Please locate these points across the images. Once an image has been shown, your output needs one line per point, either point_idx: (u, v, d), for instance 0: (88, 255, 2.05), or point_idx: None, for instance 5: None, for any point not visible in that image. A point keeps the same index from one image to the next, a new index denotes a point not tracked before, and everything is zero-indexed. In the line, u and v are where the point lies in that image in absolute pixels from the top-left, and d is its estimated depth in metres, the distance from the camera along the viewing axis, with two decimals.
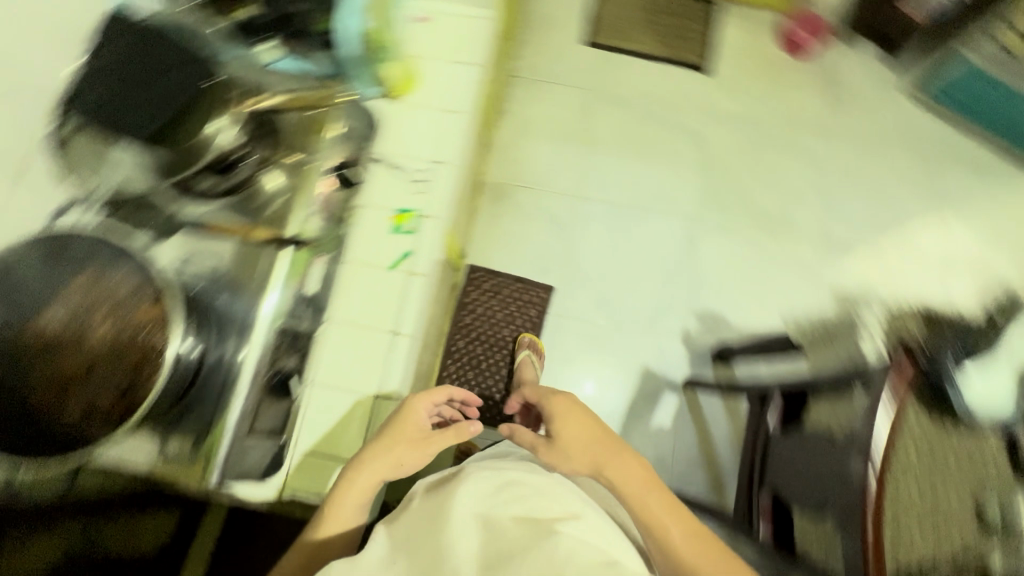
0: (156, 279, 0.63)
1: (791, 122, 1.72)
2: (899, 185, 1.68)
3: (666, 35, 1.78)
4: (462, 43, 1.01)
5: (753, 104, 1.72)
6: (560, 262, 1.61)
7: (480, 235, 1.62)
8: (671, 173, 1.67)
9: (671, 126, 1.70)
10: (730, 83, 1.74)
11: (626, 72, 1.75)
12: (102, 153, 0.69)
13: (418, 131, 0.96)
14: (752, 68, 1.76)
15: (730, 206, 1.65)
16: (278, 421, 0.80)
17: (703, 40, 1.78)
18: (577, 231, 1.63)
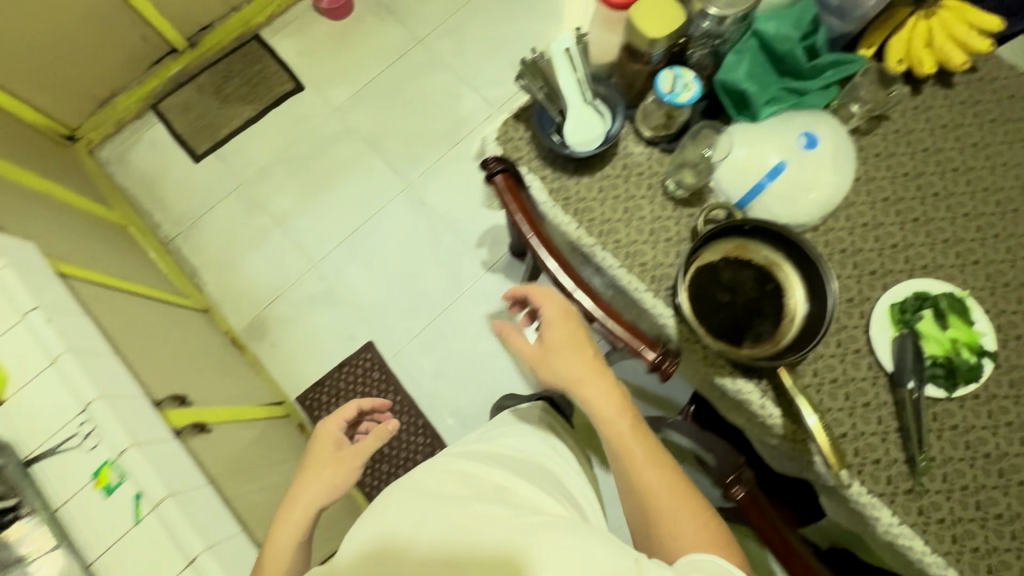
0: None
1: (386, 67, 1.81)
2: (518, 15, 1.85)
3: (246, 94, 1.79)
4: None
5: (348, 82, 1.80)
6: (353, 318, 1.60)
7: (279, 364, 1.55)
8: (354, 179, 1.71)
9: (321, 148, 1.74)
10: (321, 83, 1.80)
11: (247, 144, 1.75)
12: None
13: (42, 410, 0.80)
14: (325, 57, 1.83)
15: (415, 159, 1.72)
16: None
17: (273, 76, 1.81)
18: (338, 286, 1.62)
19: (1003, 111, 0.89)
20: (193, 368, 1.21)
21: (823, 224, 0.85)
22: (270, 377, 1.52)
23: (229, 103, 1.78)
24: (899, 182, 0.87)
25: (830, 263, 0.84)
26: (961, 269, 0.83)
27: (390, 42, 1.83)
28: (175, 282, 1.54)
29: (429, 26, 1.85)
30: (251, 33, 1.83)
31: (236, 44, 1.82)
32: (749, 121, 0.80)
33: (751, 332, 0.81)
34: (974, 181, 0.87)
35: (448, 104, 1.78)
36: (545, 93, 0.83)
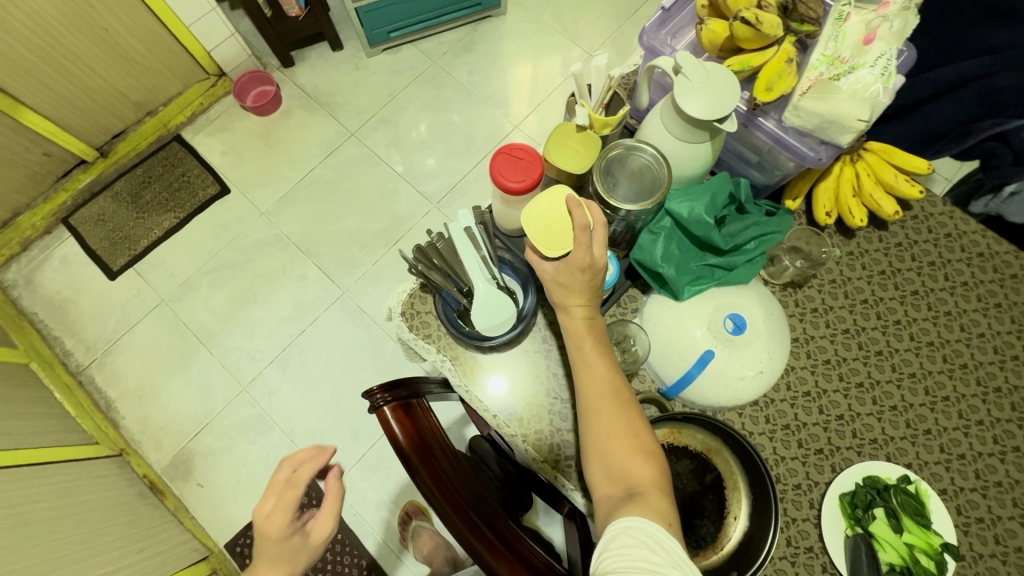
0: None
1: (314, 164, 1.72)
2: (454, 103, 1.80)
3: (164, 200, 1.67)
4: None
5: (274, 183, 1.70)
6: (286, 445, 1.47)
7: (207, 507, 1.42)
8: (287, 287, 1.60)
9: (249, 256, 1.63)
10: (247, 186, 1.69)
11: (167, 257, 1.63)
12: None
13: None
14: (249, 158, 1.72)
15: (351, 264, 1.63)
16: None
17: (194, 179, 1.69)
18: (271, 410, 1.50)
19: (943, 252, 0.83)
20: (95, 549, 1.07)
21: (763, 397, 0.77)
22: (194, 525, 1.39)
23: (146, 213, 1.65)
24: (840, 340, 0.80)
25: (771, 442, 0.75)
26: (913, 442, 0.75)
27: (323, 137, 1.75)
28: (84, 425, 1.40)
29: (363, 118, 1.77)
30: (168, 137, 1.72)
31: (153, 149, 1.70)
32: (673, 297, 0.74)
33: (691, 535, 0.72)
34: (917, 334, 0.80)
35: (384, 201, 1.69)
36: (449, 271, 0.76)
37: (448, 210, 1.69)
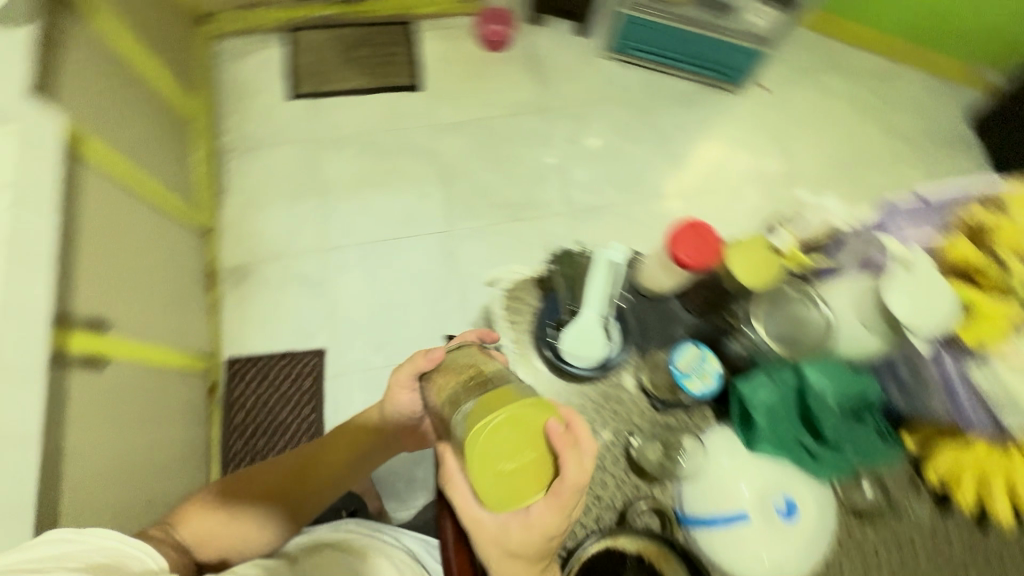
0: None
1: (482, 124, 1.78)
2: (643, 145, 1.80)
3: (371, 60, 1.80)
4: None
5: (451, 111, 1.78)
6: (331, 315, 1.56)
7: (234, 318, 1.54)
8: (412, 204, 1.68)
9: (404, 146, 1.73)
10: (433, 98, 1.79)
11: (340, 108, 1.76)
12: None
13: None
14: (442, 82, 1.82)
15: (467, 219, 1.67)
16: None
17: (397, 66, 1.80)
18: (329, 288, 1.58)
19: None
20: (145, 292, 1.20)
21: None
22: (215, 327, 1.52)
23: (350, 59, 1.79)
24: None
25: None
26: None
27: (520, 99, 1.81)
28: (198, 192, 1.56)
29: (563, 105, 1.82)
30: (403, 19, 1.84)
31: (386, 20, 1.83)
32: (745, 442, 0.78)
33: None
34: None
35: (533, 181, 1.73)
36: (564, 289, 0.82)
37: (580, 226, 1.70)
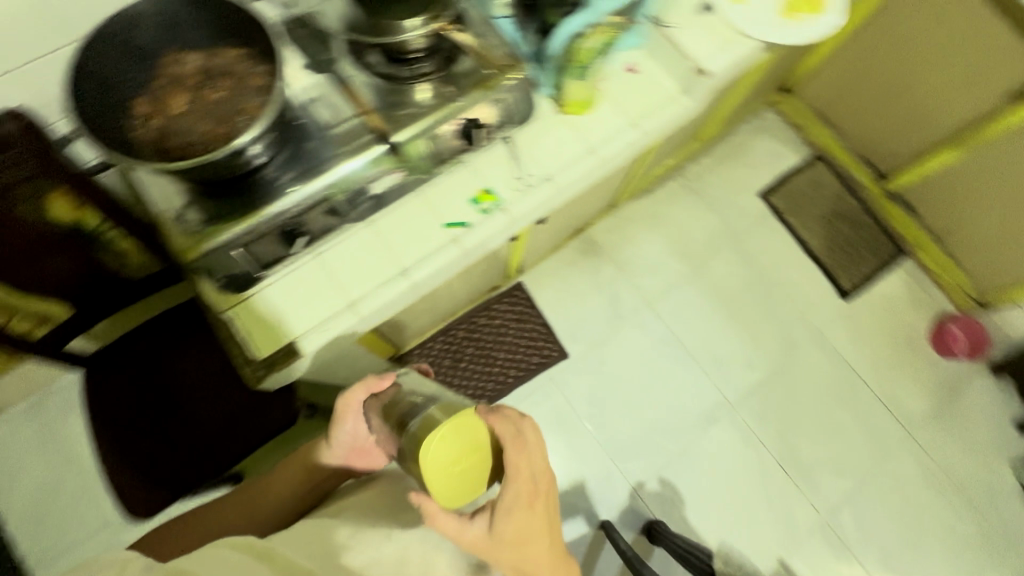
0: (198, 111, 0.79)
1: (847, 247, 1.98)
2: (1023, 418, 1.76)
3: (782, 173, 2.04)
4: (625, 89, 1.07)
5: (820, 234, 2.00)
6: (605, 319, 1.84)
7: (540, 270, 1.86)
8: (721, 260, 1.94)
9: (745, 227, 1.97)
10: (816, 235, 2.00)
11: (737, 176, 2.03)
12: (176, 37, 0.81)
13: (486, 159, 1.00)
14: (848, 228, 2.01)
15: (770, 322, 1.90)
16: (265, 256, 0.87)
17: (818, 209, 2.02)
18: (632, 290, 1.88)
19: None
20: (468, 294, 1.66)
21: None
22: None
23: (764, 171, 2.03)
24: None
25: None
26: None
27: (833, 197, 2.03)
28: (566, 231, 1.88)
29: (839, 228, 2.00)
30: (837, 170, 2.04)
31: (812, 157, 2.05)
32: None
33: None
34: None
35: (787, 301, 1.92)
36: None
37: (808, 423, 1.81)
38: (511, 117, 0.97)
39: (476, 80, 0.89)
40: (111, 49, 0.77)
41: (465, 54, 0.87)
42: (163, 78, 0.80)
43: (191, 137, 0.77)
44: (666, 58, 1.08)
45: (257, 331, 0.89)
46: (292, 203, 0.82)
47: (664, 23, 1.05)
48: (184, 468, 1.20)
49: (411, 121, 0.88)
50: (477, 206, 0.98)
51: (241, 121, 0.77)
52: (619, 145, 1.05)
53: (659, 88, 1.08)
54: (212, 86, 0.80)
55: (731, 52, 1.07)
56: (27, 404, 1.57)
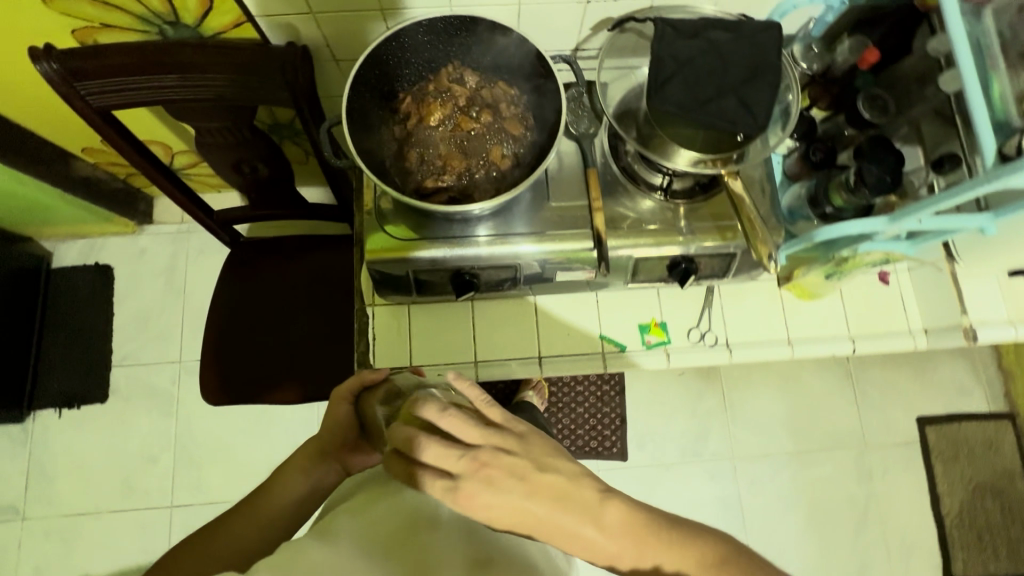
0: (446, 142, 0.76)
1: (971, 520, 1.68)
2: None
3: (957, 407, 1.73)
4: (855, 295, 0.93)
5: (952, 493, 1.69)
6: (683, 440, 1.70)
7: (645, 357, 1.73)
8: (831, 454, 1.70)
9: (875, 437, 1.71)
10: (950, 487, 1.70)
11: (898, 388, 1.74)
12: (464, 61, 0.79)
13: (677, 296, 0.91)
14: (974, 490, 1.70)
15: (847, 537, 1.66)
16: (430, 286, 0.86)
17: (967, 460, 1.71)
18: (722, 427, 1.70)
19: None
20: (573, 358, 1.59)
21: None
22: None
23: (935, 393, 1.73)
24: None
25: None
26: None
27: (996, 469, 1.72)
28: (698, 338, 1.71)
29: (984, 505, 1.69)
30: (1017, 432, 1.72)
31: (995, 409, 1.73)
32: None
33: None
34: None
35: (875, 536, 1.66)
36: None
37: None
38: (728, 272, 0.87)
39: (712, 228, 0.81)
40: (406, 47, 0.75)
41: (742, 208, 0.72)
42: (434, 86, 0.78)
43: (422, 157, 0.76)
44: (921, 297, 0.92)
45: (383, 346, 0.89)
46: (479, 259, 0.80)
47: (956, 255, 0.87)
48: (256, 382, 1.26)
49: (623, 237, 0.81)
50: (643, 337, 0.90)
51: (481, 167, 0.76)
52: (821, 348, 0.91)
53: (895, 311, 0.92)
54: (474, 117, 0.77)
55: (1004, 332, 0.88)
56: (177, 228, 1.79)
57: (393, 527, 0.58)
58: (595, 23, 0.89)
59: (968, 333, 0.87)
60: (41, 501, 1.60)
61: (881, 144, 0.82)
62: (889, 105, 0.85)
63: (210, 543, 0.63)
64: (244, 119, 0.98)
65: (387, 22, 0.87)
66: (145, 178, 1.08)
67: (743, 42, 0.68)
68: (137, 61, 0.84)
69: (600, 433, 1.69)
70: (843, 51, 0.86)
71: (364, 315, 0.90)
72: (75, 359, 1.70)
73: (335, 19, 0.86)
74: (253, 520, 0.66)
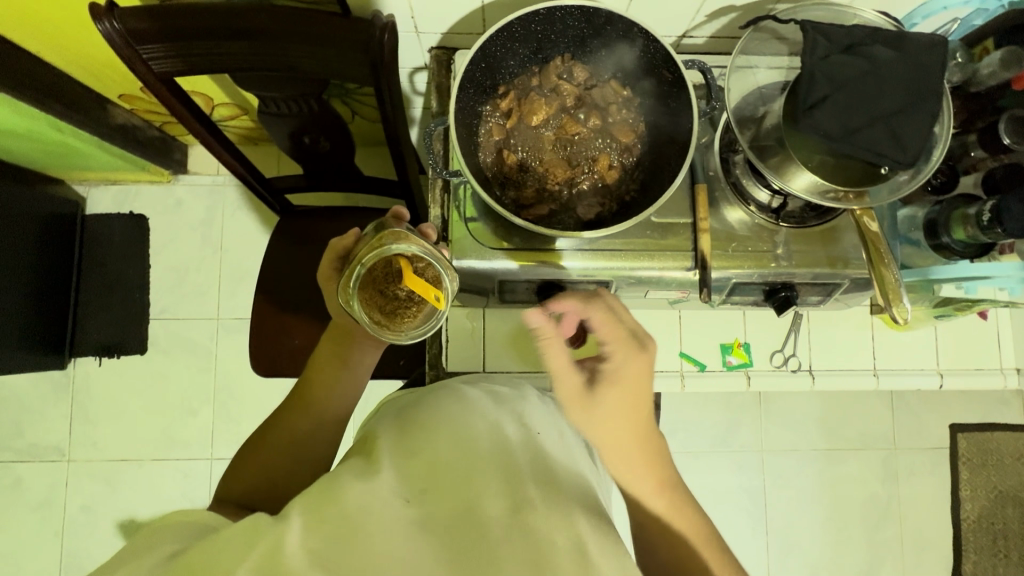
0: (548, 147, 0.71)
1: (987, 525, 1.52)
2: None
3: (992, 417, 1.51)
4: (951, 329, 0.88)
5: (974, 499, 1.53)
6: (714, 430, 1.53)
7: None
8: (860, 453, 1.53)
9: (906, 440, 1.53)
10: (973, 492, 1.53)
11: (939, 394, 1.55)
12: (576, 55, 0.72)
13: (763, 317, 0.88)
14: (996, 497, 1.52)
15: (864, 531, 1.53)
16: (514, 294, 0.84)
17: (994, 468, 1.51)
18: (754, 421, 1.53)
19: None
20: None
21: None
22: None
23: (980, 400, 1.51)
24: None
25: None
26: None
27: (1022, 478, 1.52)
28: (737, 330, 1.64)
29: (1002, 512, 1.52)
30: None
31: None
32: None
33: None
34: None
35: (895, 541, 1.52)
36: None
37: None
38: (826, 299, 0.83)
39: (821, 257, 0.76)
40: (519, 37, 0.68)
41: (875, 248, 0.68)
42: (540, 82, 0.72)
43: (522, 162, 0.71)
44: (1020, 337, 0.87)
45: (460, 347, 0.89)
46: (574, 275, 0.76)
47: None
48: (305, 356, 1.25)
49: (727, 260, 0.76)
50: (724, 357, 0.88)
51: (586, 178, 0.71)
52: (908, 380, 0.88)
53: (989, 348, 0.89)
54: (581, 120, 0.71)
55: None
56: (212, 181, 1.73)
57: (429, 455, 0.58)
58: (713, 13, 0.80)
59: None
60: (86, 445, 1.65)
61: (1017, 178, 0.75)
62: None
63: (279, 468, 0.71)
64: (314, 91, 0.91)
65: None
66: (200, 144, 1.02)
67: (906, 65, 0.61)
68: (208, 26, 0.76)
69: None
70: (992, 63, 0.75)
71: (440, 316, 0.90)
72: (114, 309, 1.69)
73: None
74: (298, 426, 0.73)
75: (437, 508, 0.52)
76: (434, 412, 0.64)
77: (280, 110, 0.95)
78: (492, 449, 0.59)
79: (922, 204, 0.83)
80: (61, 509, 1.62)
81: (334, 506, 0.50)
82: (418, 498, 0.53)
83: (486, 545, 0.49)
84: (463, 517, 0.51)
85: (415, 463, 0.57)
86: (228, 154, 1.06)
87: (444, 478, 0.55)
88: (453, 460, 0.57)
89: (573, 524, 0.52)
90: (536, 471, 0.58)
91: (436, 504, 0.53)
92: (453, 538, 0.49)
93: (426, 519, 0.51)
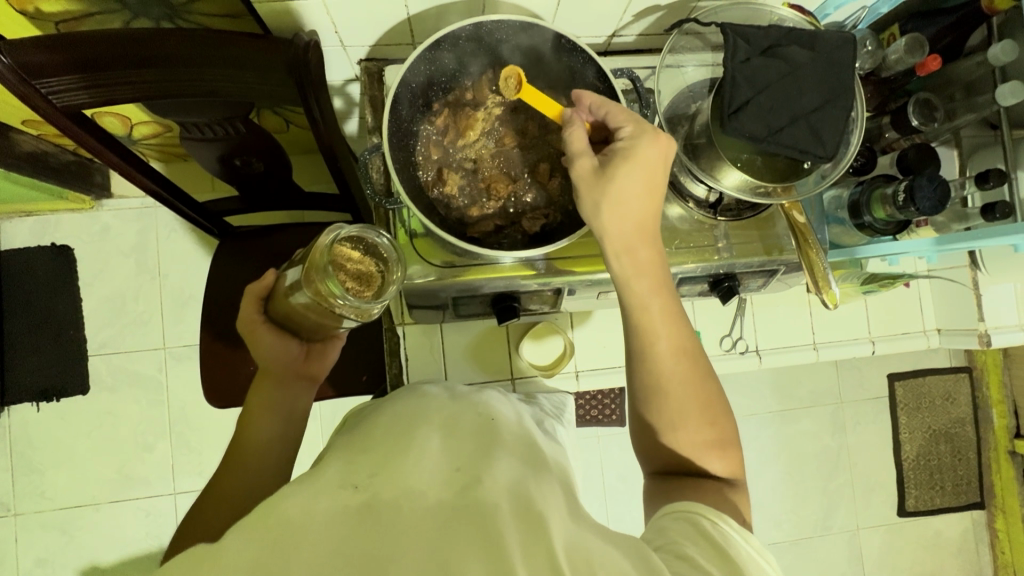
0: (487, 160, 0.71)
1: (925, 462, 1.65)
2: None
3: (923, 363, 1.63)
4: (879, 299, 0.95)
5: (912, 440, 1.65)
6: None
7: None
8: (810, 411, 1.63)
9: (850, 393, 1.64)
10: (910, 434, 1.65)
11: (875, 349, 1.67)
12: (506, 66, 0.72)
13: (710, 305, 0.92)
14: (931, 436, 1.65)
15: (819, 482, 1.64)
16: (471, 309, 0.85)
17: (927, 410, 1.64)
18: None
19: None
20: None
21: None
22: None
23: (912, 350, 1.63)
24: None
25: None
26: None
27: (954, 417, 1.65)
28: None
29: (937, 449, 1.65)
30: (975, 385, 1.63)
31: (956, 362, 1.63)
32: None
33: None
34: None
35: (846, 487, 1.65)
36: None
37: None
38: (763, 285, 0.87)
39: (758, 246, 0.80)
40: (450, 48, 0.67)
41: (803, 239, 0.72)
42: (472, 95, 0.71)
43: (461, 180, 0.70)
44: (938, 302, 0.95)
45: (421, 361, 0.90)
46: (526, 287, 0.77)
47: (981, 264, 0.90)
48: None
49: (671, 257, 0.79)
50: None
51: (528, 190, 0.71)
52: (844, 350, 0.94)
53: (914, 314, 0.96)
54: (517, 131, 0.72)
55: (1015, 334, 0.93)
56: (141, 203, 1.62)
57: (383, 450, 0.53)
58: (638, 12, 0.80)
59: (985, 338, 0.91)
60: (33, 496, 1.55)
61: (926, 158, 0.81)
62: (939, 110, 0.82)
63: (217, 505, 0.67)
64: (239, 114, 0.86)
65: (408, 11, 0.76)
66: (118, 174, 0.95)
67: (821, 64, 0.64)
68: (107, 55, 0.71)
69: (597, 398, 1.32)
70: (898, 49, 0.80)
71: (396, 336, 0.89)
72: (47, 349, 1.58)
73: (349, 10, 0.74)
74: (237, 473, 0.70)
75: (383, 492, 0.48)
76: (384, 414, 0.61)
77: (204, 134, 0.90)
78: (441, 442, 0.55)
79: (846, 186, 0.88)
80: (14, 566, 1.53)
81: (284, 506, 0.47)
82: (366, 484, 0.49)
83: (428, 523, 0.45)
84: (405, 500, 0.47)
85: (363, 456, 0.53)
86: (151, 182, 1.00)
87: (393, 468, 0.51)
88: (402, 452, 0.53)
89: (521, 499, 0.48)
90: (486, 457, 0.53)
91: (380, 492, 0.48)
92: (392, 520, 0.45)
93: (369, 503, 0.47)
